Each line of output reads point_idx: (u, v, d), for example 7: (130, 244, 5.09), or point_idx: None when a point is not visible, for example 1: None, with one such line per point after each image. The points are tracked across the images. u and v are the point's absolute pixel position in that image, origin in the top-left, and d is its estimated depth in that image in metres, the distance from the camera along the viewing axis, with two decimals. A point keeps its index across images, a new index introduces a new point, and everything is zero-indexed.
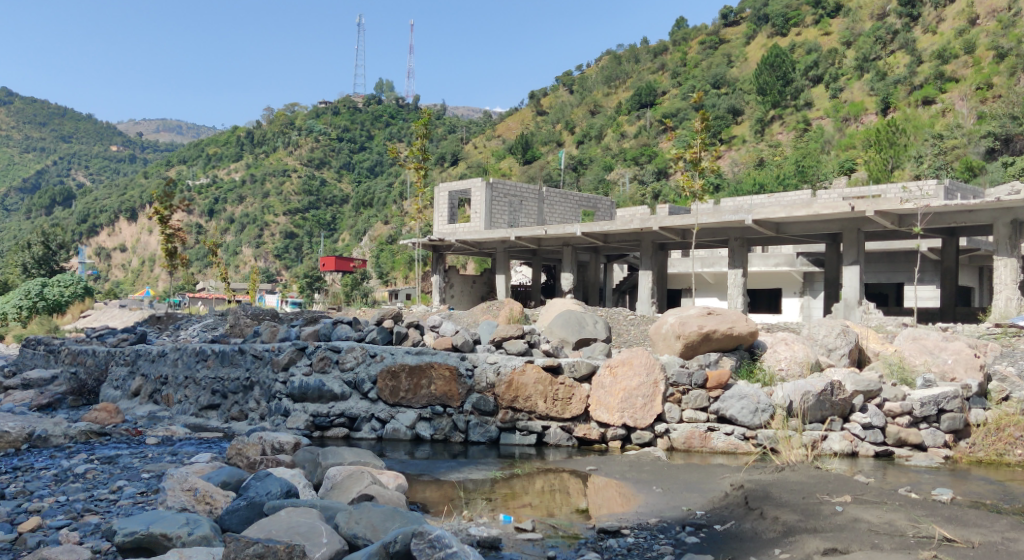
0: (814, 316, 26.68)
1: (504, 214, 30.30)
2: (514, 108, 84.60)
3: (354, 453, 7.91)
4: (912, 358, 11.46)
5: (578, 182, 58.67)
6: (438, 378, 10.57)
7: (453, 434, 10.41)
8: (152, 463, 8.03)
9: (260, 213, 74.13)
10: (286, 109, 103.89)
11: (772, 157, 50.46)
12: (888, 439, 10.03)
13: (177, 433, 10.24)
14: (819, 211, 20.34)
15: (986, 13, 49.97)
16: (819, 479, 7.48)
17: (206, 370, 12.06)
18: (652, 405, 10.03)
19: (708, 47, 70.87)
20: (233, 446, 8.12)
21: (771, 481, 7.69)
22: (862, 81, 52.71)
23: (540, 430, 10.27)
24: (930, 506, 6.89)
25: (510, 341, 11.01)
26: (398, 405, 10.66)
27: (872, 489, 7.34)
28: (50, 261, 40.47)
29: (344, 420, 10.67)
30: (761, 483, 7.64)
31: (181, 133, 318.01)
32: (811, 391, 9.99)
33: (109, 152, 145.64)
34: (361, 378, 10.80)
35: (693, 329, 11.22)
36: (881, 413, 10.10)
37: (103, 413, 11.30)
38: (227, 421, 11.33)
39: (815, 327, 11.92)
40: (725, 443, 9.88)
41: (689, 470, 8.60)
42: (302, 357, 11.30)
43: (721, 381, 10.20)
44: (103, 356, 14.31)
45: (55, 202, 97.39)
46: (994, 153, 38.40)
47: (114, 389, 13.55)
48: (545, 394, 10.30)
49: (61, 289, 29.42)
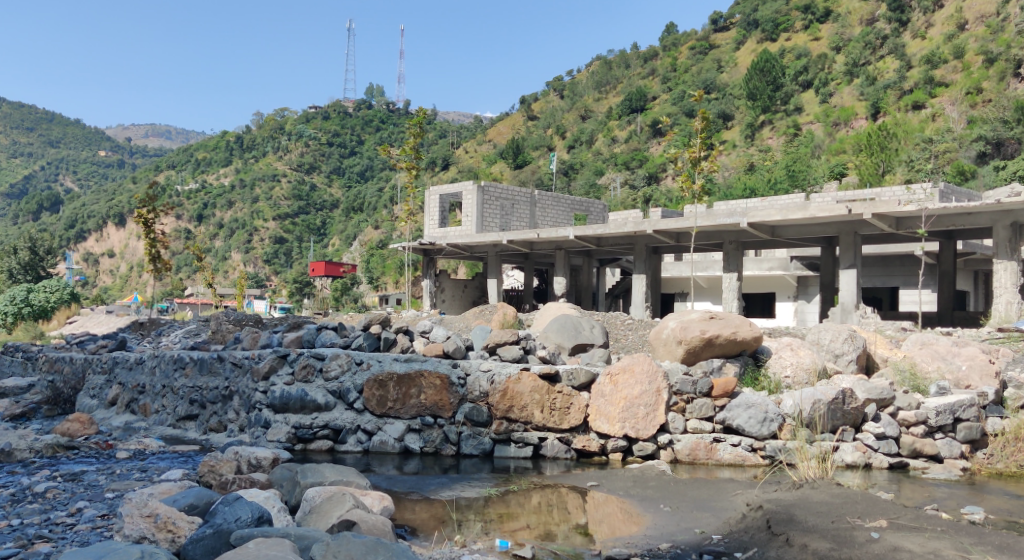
0: (808, 322, 26.12)
1: (496, 218, 29.80)
2: (504, 112, 84.17)
3: (336, 470, 7.35)
4: (924, 364, 11.03)
5: (569, 187, 58.22)
6: (427, 387, 9.99)
7: (444, 446, 9.84)
8: (120, 481, 7.44)
9: (249, 217, 73.47)
10: (275, 113, 103.08)
11: (762, 161, 50.10)
12: (902, 450, 9.50)
13: (150, 445, 9.65)
14: (815, 215, 19.91)
15: (975, 18, 49.62)
16: (843, 498, 6.94)
17: (184, 379, 11.48)
18: (654, 414, 9.49)
19: (698, 52, 70.60)
20: (205, 462, 7.55)
21: (791, 500, 7.13)
22: (852, 87, 52.45)
23: (537, 442, 9.71)
24: (976, 533, 6.39)
25: (505, 347, 10.47)
26: (386, 415, 10.08)
27: (902, 511, 6.81)
28: (37, 266, 39.71)
29: (328, 432, 10.08)
30: (781, 502, 7.08)
31: (170, 137, 316.67)
32: (822, 399, 9.44)
33: (98, 156, 143.65)
34: (346, 387, 10.23)
35: (695, 334, 10.72)
36: (895, 423, 9.59)
37: (76, 424, 10.71)
38: (205, 433, 10.75)
39: (821, 332, 11.44)
40: (732, 455, 9.36)
41: (696, 486, 8.05)
42: (283, 365, 10.69)
43: (727, 389, 9.66)
44: (80, 364, 13.69)
45: (43, 207, 96.33)
46: (985, 157, 38.14)
47: (90, 398, 12.91)
48: (542, 403, 9.75)
49: (47, 295, 28.74)
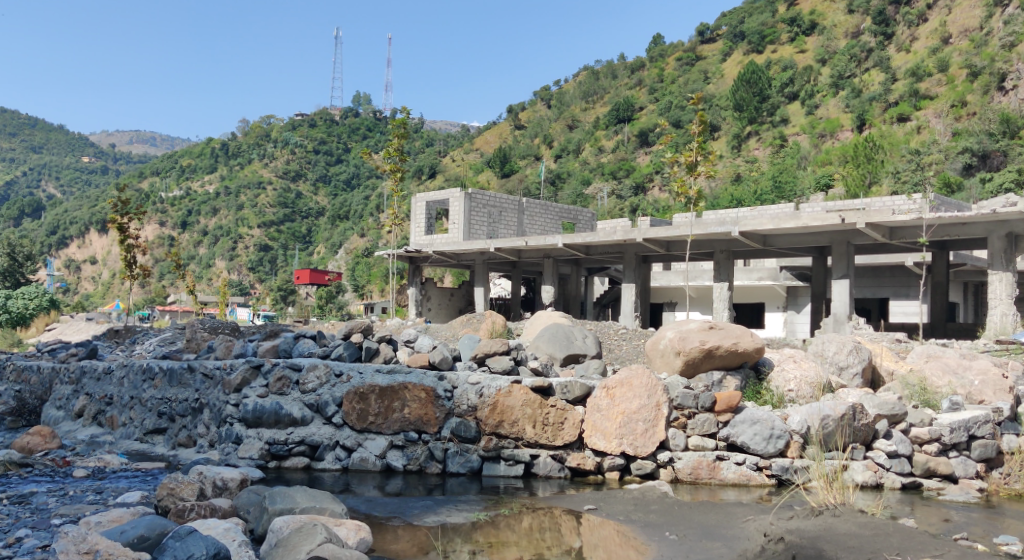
0: (798, 333, 25.74)
1: (483, 225, 29.27)
2: (491, 122, 83.60)
3: (309, 494, 6.70)
4: (934, 378, 10.46)
5: (555, 196, 57.83)
6: (411, 400, 9.37)
7: (430, 465, 9.19)
8: (70, 505, 6.82)
9: (234, 225, 72.39)
10: (262, 120, 102.12)
11: (749, 172, 49.71)
12: (916, 469, 8.90)
13: (111, 462, 8.98)
14: (808, 223, 19.32)
15: (958, 31, 49.39)
16: (871, 530, 6.40)
17: (153, 390, 10.83)
18: (654, 430, 8.90)
19: (685, 63, 70.31)
20: (164, 485, 6.91)
21: (815, 529, 6.56)
22: (837, 98, 52.22)
23: (528, 459, 9.09)
24: None
25: (494, 358, 9.89)
26: (366, 431, 9.42)
27: (941, 547, 6.29)
28: (16, 273, 38.80)
29: (305, 448, 9.38)
30: (803, 532, 6.51)
31: (154, 144, 315.00)
32: (829, 415, 8.88)
33: (81, 162, 140.53)
34: (324, 400, 9.57)
35: (694, 345, 10.16)
36: (908, 440, 8.99)
37: (37, 438, 10.06)
38: (174, 448, 10.08)
39: (826, 343, 10.89)
40: (736, 474, 8.78)
41: (702, 510, 7.46)
42: (256, 376, 10.02)
43: (732, 403, 9.06)
44: (48, 373, 12.99)
45: (24, 213, 95.20)
46: (972, 170, 37.85)
47: (57, 409, 12.22)
48: (533, 418, 9.13)
49: (25, 302, 27.99)
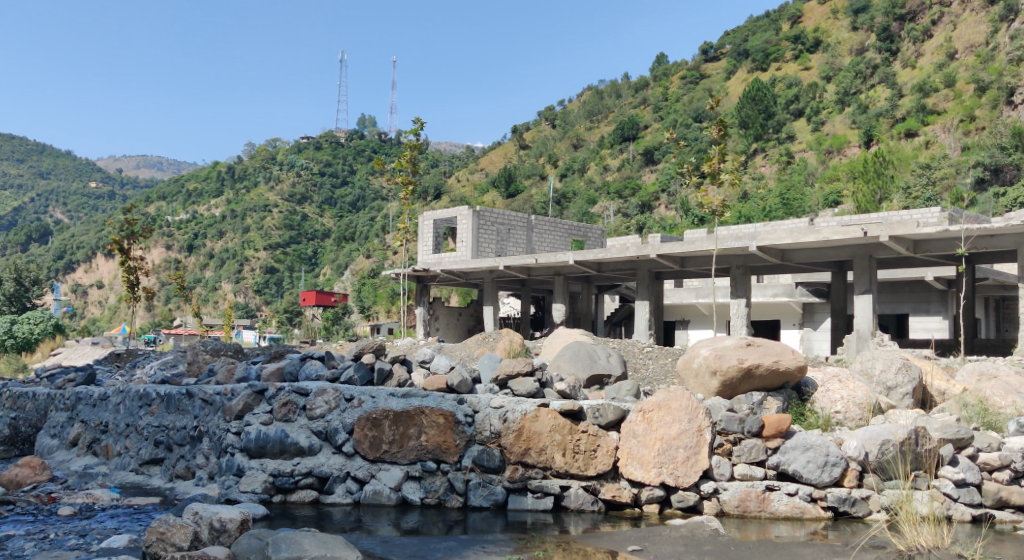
0: (815, 350, 24.86)
1: (492, 243, 28.41)
2: (496, 142, 83.07)
3: (318, 539, 6.09)
4: (996, 398, 9.62)
5: (562, 215, 57.01)
6: (429, 427, 8.60)
7: (449, 497, 8.40)
8: (48, 551, 6.31)
9: (240, 248, 71.83)
10: (267, 143, 101.74)
11: (756, 190, 48.57)
12: (986, 500, 8.01)
13: (100, 497, 8.20)
14: (829, 237, 18.35)
15: (964, 47, 48.80)
16: None
17: (150, 417, 10.06)
18: (696, 458, 8.08)
19: (689, 82, 69.72)
20: (153, 530, 6.27)
21: None
22: (844, 115, 51.40)
23: (558, 491, 8.29)
24: None
25: (518, 379, 9.11)
26: (379, 461, 8.64)
27: None
28: (22, 297, 38.08)
29: (313, 480, 8.61)
30: None
31: (158, 169, 315.85)
32: (890, 440, 8.06)
33: (88, 188, 139.44)
34: (333, 427, 8.80)
35: (731, 363, 9.35)
36: (976, 467, 8.07)
37: (25, 470, 9.32)
38: (171, 480, 9.30)
39: (872, 361, 10.04)
40: (788, 506, 7.96)
41: (760, 551, 6.69)
42: (259, 403, 9.22)
43: (781, 428, 8.26)
44: (43, 400, 12.11)
45: (32, 238, 94.83)
46: (984, 184, 37.08)
47: (51, 438, 11.42)
48: (563, 445, 8.35)
49: (30, 326, 27.22)
